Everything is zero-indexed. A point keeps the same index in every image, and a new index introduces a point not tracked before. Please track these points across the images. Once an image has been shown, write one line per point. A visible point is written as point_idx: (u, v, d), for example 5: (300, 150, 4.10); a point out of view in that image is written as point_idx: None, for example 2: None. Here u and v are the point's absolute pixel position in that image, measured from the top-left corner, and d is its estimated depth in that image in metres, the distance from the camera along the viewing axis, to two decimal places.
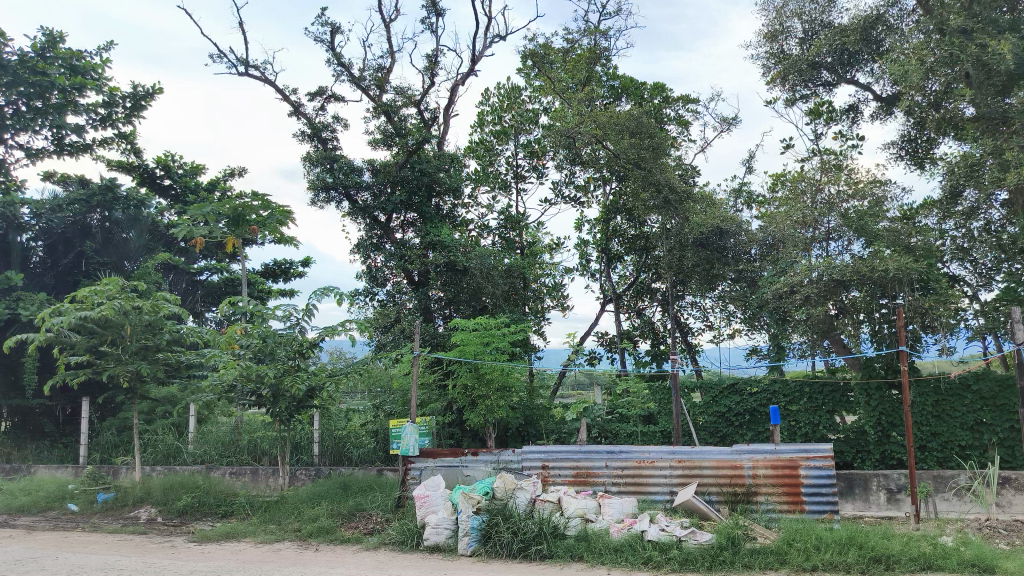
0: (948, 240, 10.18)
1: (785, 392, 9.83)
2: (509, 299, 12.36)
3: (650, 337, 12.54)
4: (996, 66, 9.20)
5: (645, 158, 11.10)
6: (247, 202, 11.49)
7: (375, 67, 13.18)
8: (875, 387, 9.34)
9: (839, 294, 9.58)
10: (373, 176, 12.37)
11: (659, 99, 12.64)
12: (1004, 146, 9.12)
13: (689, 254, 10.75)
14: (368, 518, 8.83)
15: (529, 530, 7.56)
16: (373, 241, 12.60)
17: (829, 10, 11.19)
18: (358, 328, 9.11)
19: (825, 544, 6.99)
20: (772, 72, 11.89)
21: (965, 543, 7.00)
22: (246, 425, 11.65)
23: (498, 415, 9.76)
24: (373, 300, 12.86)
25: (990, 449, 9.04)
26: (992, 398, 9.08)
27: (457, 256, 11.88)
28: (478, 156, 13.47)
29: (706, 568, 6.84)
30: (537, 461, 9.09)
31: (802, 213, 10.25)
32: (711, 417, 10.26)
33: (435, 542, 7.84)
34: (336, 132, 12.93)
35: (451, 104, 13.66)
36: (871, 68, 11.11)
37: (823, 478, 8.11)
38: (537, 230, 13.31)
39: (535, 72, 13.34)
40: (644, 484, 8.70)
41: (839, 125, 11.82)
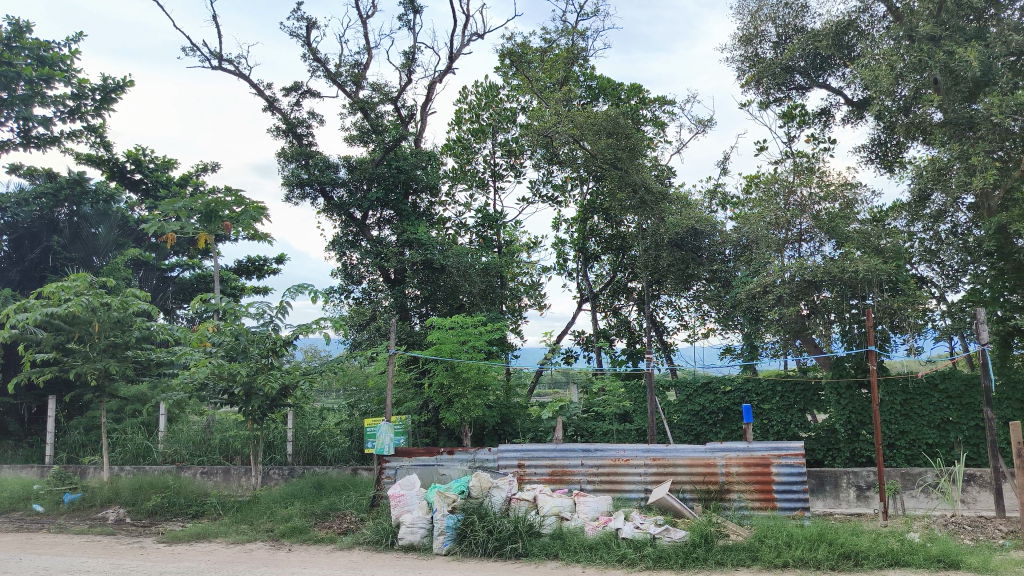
0: (916, 242, 10.37)
1: (758, 391, 9.96)
2: (486, 298, 12.33)
3: (626, 336, 12.61)
4: (963, 73, 9.46)
5: (622, 158, 11.17)
6: (220, 198, 11.42)
7: (352, 63, 13.10)
8: (844, 386, 9.52)
9: (810, 294, 9.72)
10: (349, 172, 12.34)
11: (636, 100, 12.73)
12: (970, 151, 9.34)
13: (664, 254, 10.88)
14: (342, 518, 8.75)
15: (504, 528, 7.55)
16: (349, 238, 12.52)
17: (803, 15, 11.35)
18: (333, 325, 9.01)
19: (796, 541, 7.11)
20: (746, 75, 12.04)
21: (931, 539, 7.15)
22: (217, 425, 11.62)
23: (474, 414, 9.74)
24: (348, 298, 12.75)
25: (956, 446, 9.26)
26: (958, 397, 9.32)
27: (433, 254, 11.85)
28: (455, 154, 13.45)
29: (679, 565, 6.90)
30: (512, 459, 9.08)
31: (775, 215, 10.35)
32: (686, 416, 10.33)
33: (410, 542, 7.80)
34: (312, 128, 12.85)
35: (428, 101, 13.59)
36: (843, 73, 11.30)
37: (794, 476, 8.24)
38: (514, 229, 13.28)
39: (512, 72, 13.37)
40: (619, 483, 8.76)
41: (812, 128, 11.99)
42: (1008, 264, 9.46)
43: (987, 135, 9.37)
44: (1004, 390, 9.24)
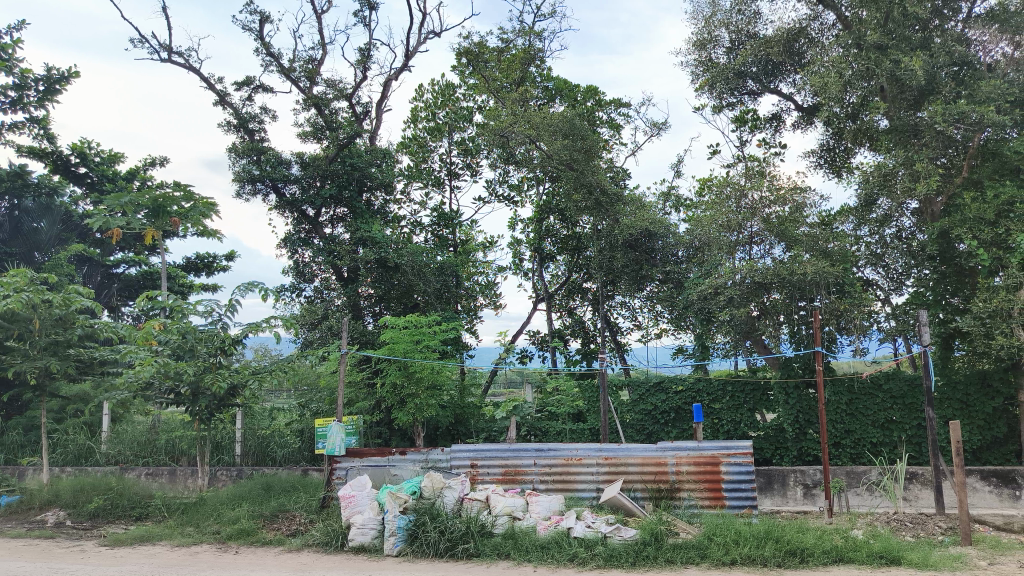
0: (862, 246, 10.35)
1: (709, 391, 10.11)
2: (441, 297, 12.29)
3: (580, 335, 12.66)
4: (908, 82, 9.72)
5: (577, 159, 11.18)
6: (168, 193, 11.16)
7: (305, 58, 12.94)
8: (793, 386, 9.76)
9: (760, 295, 9.82)
10: (302, 169, 12.19)
11: (592, 102, 12.81)
12: (915, 158, 9.62)
13: (619, 255, 11.06)
14: (292, 520, 8.63)
15: (456, 529, 7.51)
16: (301, 236, 12.37)
17: (755, 22, 11.51)
18: (284, 324, 8.87)
19: (744, 539, 7.20)
20: (700, 79, 12.16)
21: (874, 536, 7.32)
22: (163, 425, 11.37)
23: (427, 414, 9.69)
24: (299, 296, 12.59)
25: (899, 445, 9.53)
26: (902, 398, 9.57)
27: (388, 253, 11.73)
28: (411, 152, 13.37)
29: (630, 563, 6.96)
30: (465, 459, 9.01)
31: (727, 217, 10.32)
32: (638, 415, 10.44)
33: (361, 542, 7.70)
34: (264, 123, 12.66)
35: (384, 98, 13.48)
36: (794, 79, 11.50)
37: (743, 474, 8.38)
38: (470, 228, 13.22)
39: (469, 71, 13.34)
40: (572, 482, 8.78)
41: (763, 132, 12.18)
42: (949, 268, 9.92)
43: (930, 143, 9.67)
44: (944, 390, 9.71)
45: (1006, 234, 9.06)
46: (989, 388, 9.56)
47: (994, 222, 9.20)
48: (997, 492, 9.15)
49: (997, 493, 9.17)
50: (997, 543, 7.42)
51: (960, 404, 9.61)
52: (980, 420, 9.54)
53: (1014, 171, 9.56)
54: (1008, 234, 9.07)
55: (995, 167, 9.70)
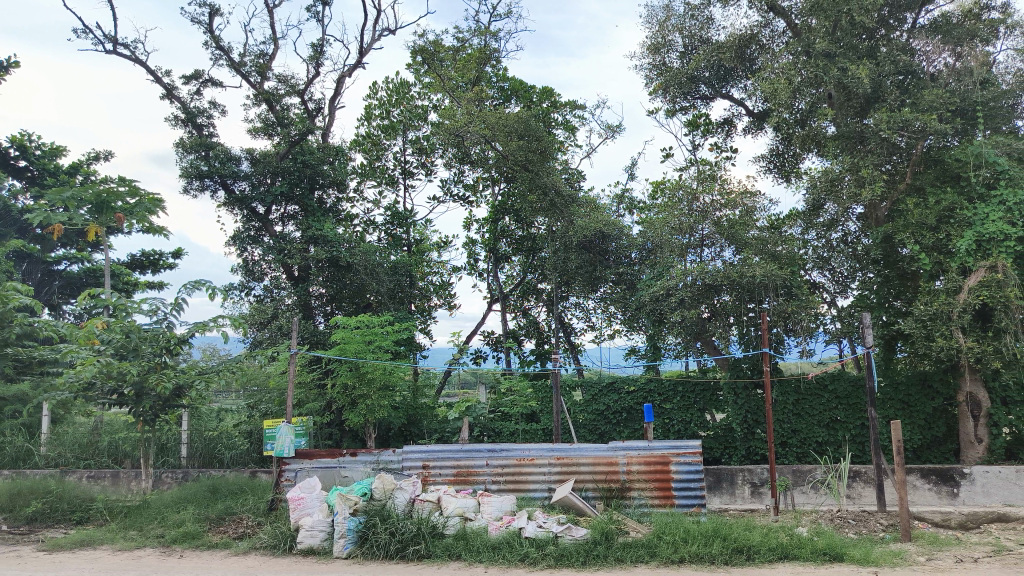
0: (810, 249, 10.64)
1: (659, 391, 10.30)
2: (395, 297, 12.20)
3: (535, 336, 12.68)
4: (855, 89, 9.97)
5: (533, 160, 11.32)
6: (112, 188, 10.84)
7: (256, 53, 12.73)
8: (741, 387, 9.98)
9: (711, 296, 9.99)
10: (252, 165, 11.99)
11: (547, 103, 12.88)
12: (860, 164, 9.87)
13: (573, 256, 11.13)
14: (238, 522, 8.49)
15: (407, 530, 7.45)
16: (251, 234, 12.19)
17: (708, 27, 11.67)
18: (231, 323, 8.70)
19: (693, 537, 7.29)
20: (654, 82, 12.24)
21: (818, 533, 7.48)
22: (106, 426, 11.12)
23: (379, 415, 9.63)
24: (249, 295, 12.37)
25: (843, 445, 9.79)
26: (846, 397, 9.84)
27: (339, 252, 11.63)
28: (364, 150, 13.25)
29: (580, 562, 6.99)
30: (417, 460, 8.94)
31: (678, 219, 10.44)
32: (591, 415, 10.56)
33: (309, 545, 7.58)
34: (213, 119, 12.40)
35: (337, 95, 13.34)
36: (745, 85, 11.67)
37: (692, 473, 8.49)
38: (424, 227, 13.12)
39: (424, 69, 13.27)
40: (524, 482, 8.78)
41: (715, 137, 12.37)
42: (892, 272, 10.19)
43: (875, 149, 9.93)
44: (886, 391, 10.00)
45: (947, 239, 9.45)
46: (929, 388, 9.90)
47: (935, 228, 9.54)
48: (936, 489, 9.44)
49: (936, 490, 9.45)
50: (935, 539, 7.64)
51: (902, 404, 9.91)
52: (920, 420, 9.85)
53: (955, 178, 9.87)
54: (949, 240, 9.44)
55: (937, 174, 10.01)
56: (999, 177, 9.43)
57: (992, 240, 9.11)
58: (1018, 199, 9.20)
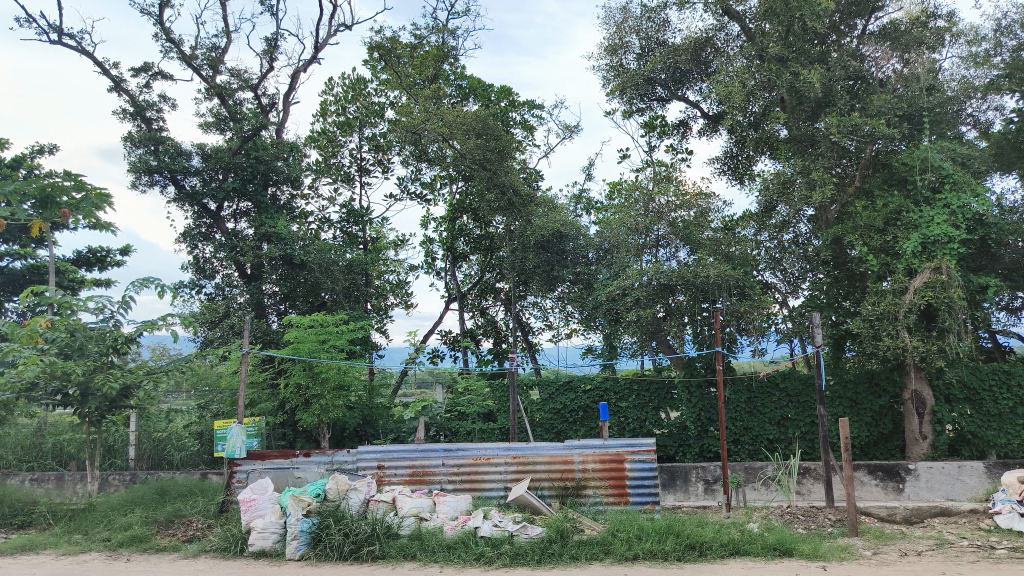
0: (762, 250, 10.69)
1: (616, 390, 10.43)
2: (350, 295, 12.09)
3: (492, 335, 12.67)
4: (807, 93, 10.13)
5: (491, 159, 11.27)
6: (58, 182, 10.52)
7: (208, 46, 12.49)
8: (695, 384, 10.16)
9: (665, 296, 10.10)
10: (203, 161, 11.75)
11: (505, 102, 12.88)
12: (811, 167, 10.05)
13: (530, 256, 11.16)
14: (187, 525, 8.32)
15: (361, 531, 7.38)
16: (202, 231, 11.96)
17: (664, 30, 11.78)
18: (180, 322, 8.54)
19: (646, 534, 7.36)
20: (611, 84, 12.31)
21: (769, 529, 7.62)
22: (50, 427, 10.82)
23: (333, 415, 9.55)
24: (199, 293, 12.15)
25: (793, 441, 10.01)
26: (797, 395, 10.06)
27: (293, 249, 11.47)
28: (320, 146, 13.09)
29: (535, 561, 7.01)
30: (372, 461, 8.86)
31: (634, 220, 10.54)
32: (548, 414, 10.62)
33: (261, 547, 7.45)
34: (163, 112, 12.12)
35: (292, 91, 13.15)
36: (700, 87, 11.74)
37: (646, 471, 8.59)
38: (381, 226, 13.02)
39: (381, 66, 13.15)
40: (480, 481, 8.76)
41: (671, 138, 12.51)
42: (841, 272, 10.40)
43: (825, 152, 10.14)
44: (835, 389, 10.27)
45: (893, 241, 9.71)
46: (876, 386, 10.20)
47: (883, 230, 9.81)
48: (882, 484, 9.68)
49: (882, 485, 9.69)
50: (881, 533, 7.84)
51: (850, 402, 10.17)
52: (869, 417, 10.15)
53: (901, 182, 10.15)
54: (895, 242, 9.69)
55: (885, 177, 10.27)
56: (943, 181, 9.71)
57: (937, 242, 9.37)
58: (961, 202, 9.47)
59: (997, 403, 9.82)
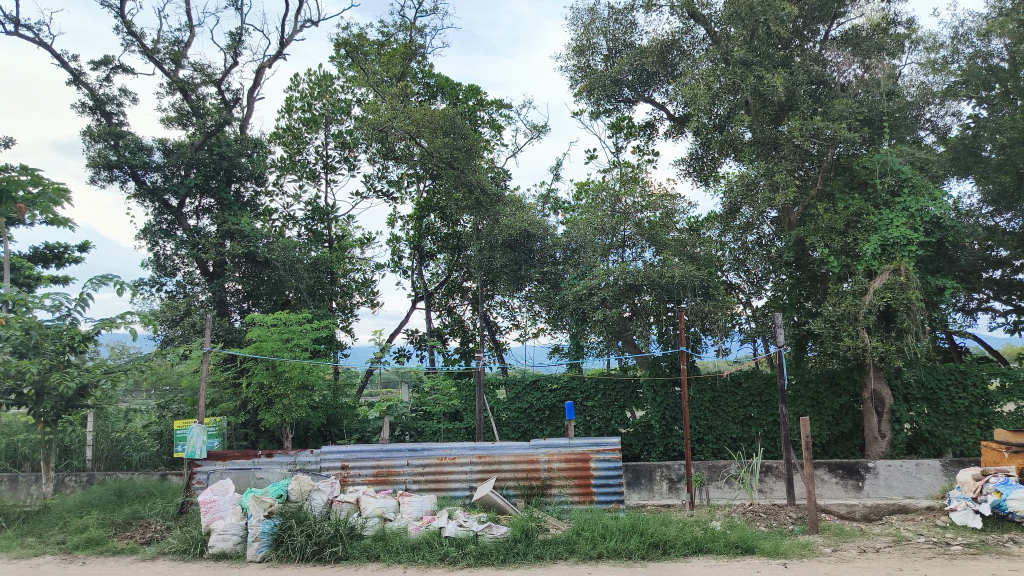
0: (726, 251, 10.73)
1: (581, 389, 10.47)
2: (315, 294, 11.98)
3: (459, 334, 12.62)
4: (770, 97, 10.30)
5: (458, 158, 11.30)
6: (14, 176, 10.18)
7: (171, 40, 12.30)
8: (660, 384, 10.23)
9: (631, 296, 10.17)
10: (165, 157, 11.54)
11: (474, 101, 12.88)
12: (774, 169, 10.18)
13: (498, 255, 11.19)
14: (145, 527, 8.16)
15: (324, 532, 7.30)
16: (163, 227, 11.76)
17: (631, 31, 11.86)
18: (140, 320, 8.40)
19: (611, 532, 7.40)
20: (579, 84, 12.39)
21: (731, 526, 7.72)
22: (3, 428, 10.57)
23: (296, 414, 9.46)
24: (160, 291, 11.95)
25: (756, 440, 10.16)
26: (759, 394, 10.22)
27: (257, 247, 11.34)
28: (285, 143, 12.96)
29: (500, 561, 7.02)
30: (335, 461, 8.80)
31: (601, 220, 10.59)
32: (514, 413, 10.63)
33: (221, 549, 7.34)
34: (123, 107, 11.89)
35: (256, 87, 13.02)
36: (666, 89, 11.87)
37: (611, 469, 8.64)
38: (347, 223, 12.92)
39: (348, 62, 13.07)
40: (445, 481, 8.73)
41: (638, 140, 12.60)
42: (803, 274, 10.65)
43: (788, 155, 10.31)
44: (797, 388, 10.43)
45: (854, 243, 9.90)
46: (837, 386, 10.38)
47: (844, 232, 9.98)
48: (842, 483, 9.85)
49: (842, 483, 9.87)
50: (841, 530, 7.97)
51: (811, 401, 10.35)
52: (829, 416, 10.34)
53: (862, 185, 10.34)
54: (856, 244, 9.87)
55: (846, 180, 10.45)
56: (902, 184, 9.92)
57: (896, 245, 9.60)
58: (919, 206, 9.70)
59: (954, 402, 10.02)
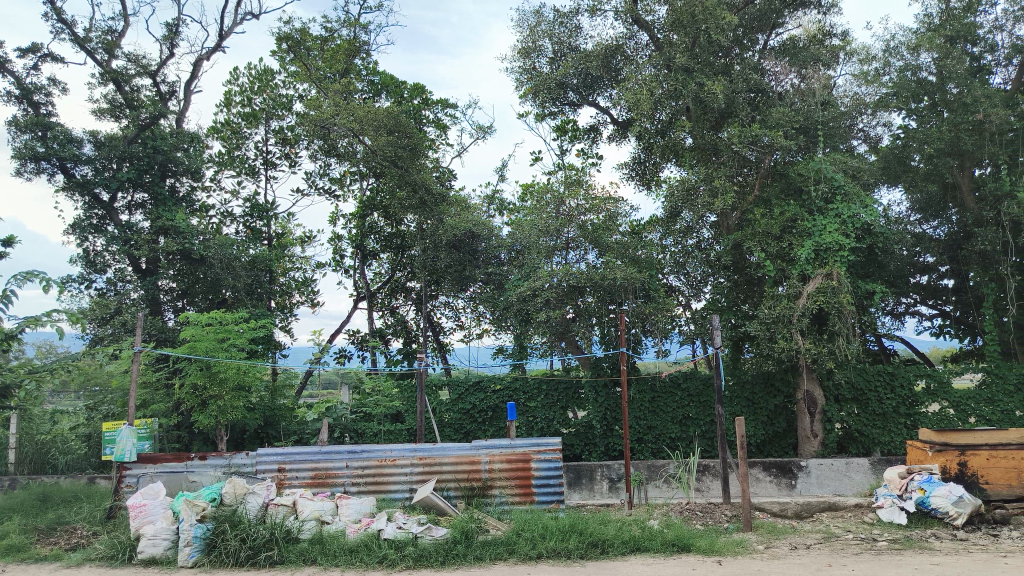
0: (666, 254, 10.90)
1: (524, 390, 10.53)
2: (252, 294, 11.76)
3: (402, 335, 12.51)
4: (711, 104, 10.51)
5: (402, 156, 11.29)
6: None
7: (104, 29, 11.92)
8: (602, 385, 10.39)
9: (574, 298, 10.29)
10: (96, 149, 11.18)
11: (418, 100, 12.81)
12: (714, 175, 10.40)
13: (442, 255, 11.19)
14: (70, 533, 7.87)
15: (259, 536, 7.12)
16: (93, 223, 11.37)
17: (576, 35, 11.97)
18: (67, 318, 8.07)
19: (550, 532, 7.44)
20: (524, 86, 12.45)
21: (668, 525, 7.86)
22: None
23: (232, 415, 9.28)
24: (89, 288, 11.54)
25: (693, 440, 10.38)
26: (698, 395, 10.44)
27: (192, 244, 11.08)
28: (223, 138, 12.67)
29: (439, 562, 6.99)
30: (272, 463, 8.66)
31: (546, 223, 10.66)
32: (456, 415, 10.62)
33: (151, 554, 7.13)
34: (52, 97, 11.45)
35: (193, 80, 12.72)
36: (610, 93, 12.00)
37: (552, 470, 8.69)
38: (287, 221, 12.72)
39: (290, 57, 12.87)
40: (384, 483, 8.65)
41: (582, 143, 12.72)
42: (741, 278, 10.83)
43: (727, 161, 10.53)
44: (734, 389, 10.68)
45: (789, 247, 10.18)
46: (772, 387, 10.66)
47: (780, 237, 10.24)
48: (776, 481, 10.12)
49: (776, 482, 10.13)
50: (774, 527, 8.20)
51: (747, 402, 10.62)
52: (764, 416, 10.62)
53: (797, 192, 10.62)
54: (790, 248, 10.18)
55: (782, 187, 10.75)
56: (835, 192, 10.26)
57: (829, 249, 9.95)
58: (851, 212, 10.04)
59: (882, 403, 10.41)
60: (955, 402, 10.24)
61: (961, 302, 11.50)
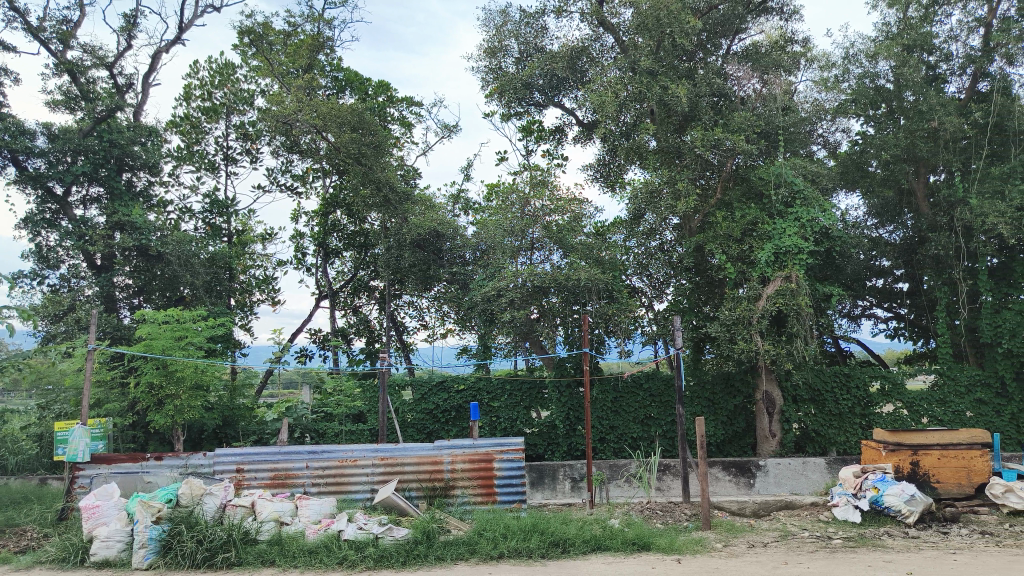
0: (630, 255, 10.91)
1: (488, 390, 10.53)
2: (212, 292, 11.57)
3: (365, 334, 12.43)
4: (674, 107, 10.64)
5: (366, 154, 11.21)
6: None
7: (58, 19, 11.62)
8: (564, 384, 10.42)
9: (539, 298, 10.29)
10: (50, 141, 10.90)
11: (383, 97, 12.72)
12: (676, 178, 10.52)
13: (406, 254, 11.15)
14: (20, 535, 7.67)
15: (216, 538, 7.01)
16: (46, 217, 11.08)
17: (542, 36, 12.03)
18: (18, 315, 7.88)
19: (511, 532, 7.46)
20: (490, 86, 12.45)
21: (629, 524, 7.93)
22: None
23: (189, 415, 9.14)
24: (41, 284, 11.24)
25: (654, 440, 10.50)
26: (659, 395, 10.56)
27: (149, 240, 10.93)
28: (183, 132, 12.43)
29: (400, 563, 6.96)
30: (230, 464, 8.54)
31: (510, 223, 10.66)
32: (419, 415, 10.58)
33: (105, 556, 6.97)
34: (3, 87, 11.13)
35: (152, 73, 12.47)
36: (575, 95, 12.05)
37: (514, 469, 8.69)
38: (248, 218, 12.55)
39: (252, 51, 12.71)
40: (345, 483, 8.58)
41: (547, 143, 12.76)
42: (701, 280, 11.14)
43: (690, 164, 10.66)
44: (695, 389, 10.79)
45: (749, 250, 10.38)
46: (732, 387, 10.81)
47: (740, 240, 10.45)
48: (735, 480, 10.25)
49: (735, 481, 10.27)
50: (732, 526, 8.32)
51: (707, 402, 10.75)
52: (724, 416, 10.76)
53: (758, 196, 10.80)
54: (750, 251, 10.38)
55: (743, 190, 10.90)
56: (795, 196, 10.42)
57: (788, 253, 10.13)
58: (810, 216, 10.24)
59: (838, 403, 10.63)
60: (908, 402, 10.50)
61: (916, 305, 11.82)
